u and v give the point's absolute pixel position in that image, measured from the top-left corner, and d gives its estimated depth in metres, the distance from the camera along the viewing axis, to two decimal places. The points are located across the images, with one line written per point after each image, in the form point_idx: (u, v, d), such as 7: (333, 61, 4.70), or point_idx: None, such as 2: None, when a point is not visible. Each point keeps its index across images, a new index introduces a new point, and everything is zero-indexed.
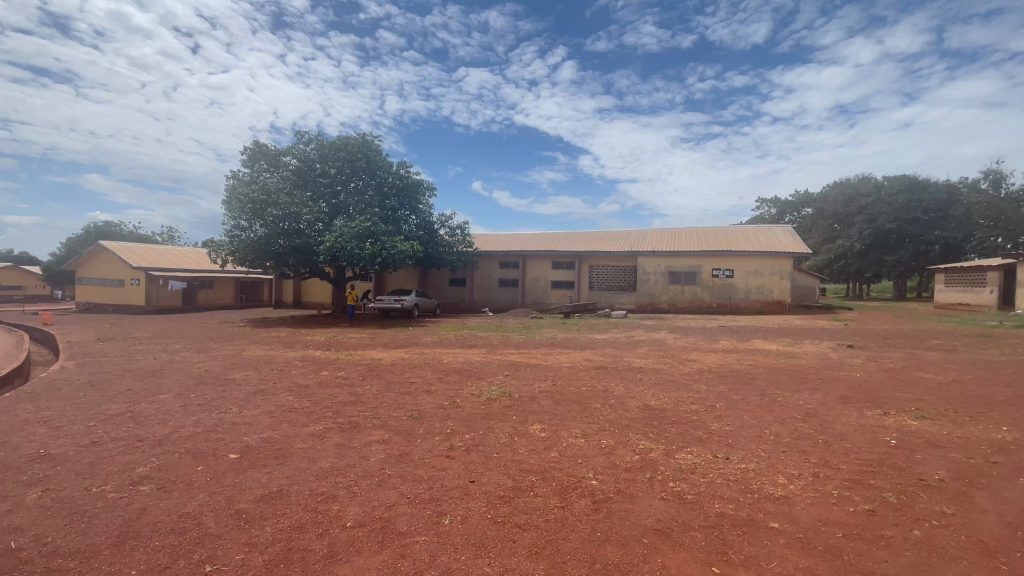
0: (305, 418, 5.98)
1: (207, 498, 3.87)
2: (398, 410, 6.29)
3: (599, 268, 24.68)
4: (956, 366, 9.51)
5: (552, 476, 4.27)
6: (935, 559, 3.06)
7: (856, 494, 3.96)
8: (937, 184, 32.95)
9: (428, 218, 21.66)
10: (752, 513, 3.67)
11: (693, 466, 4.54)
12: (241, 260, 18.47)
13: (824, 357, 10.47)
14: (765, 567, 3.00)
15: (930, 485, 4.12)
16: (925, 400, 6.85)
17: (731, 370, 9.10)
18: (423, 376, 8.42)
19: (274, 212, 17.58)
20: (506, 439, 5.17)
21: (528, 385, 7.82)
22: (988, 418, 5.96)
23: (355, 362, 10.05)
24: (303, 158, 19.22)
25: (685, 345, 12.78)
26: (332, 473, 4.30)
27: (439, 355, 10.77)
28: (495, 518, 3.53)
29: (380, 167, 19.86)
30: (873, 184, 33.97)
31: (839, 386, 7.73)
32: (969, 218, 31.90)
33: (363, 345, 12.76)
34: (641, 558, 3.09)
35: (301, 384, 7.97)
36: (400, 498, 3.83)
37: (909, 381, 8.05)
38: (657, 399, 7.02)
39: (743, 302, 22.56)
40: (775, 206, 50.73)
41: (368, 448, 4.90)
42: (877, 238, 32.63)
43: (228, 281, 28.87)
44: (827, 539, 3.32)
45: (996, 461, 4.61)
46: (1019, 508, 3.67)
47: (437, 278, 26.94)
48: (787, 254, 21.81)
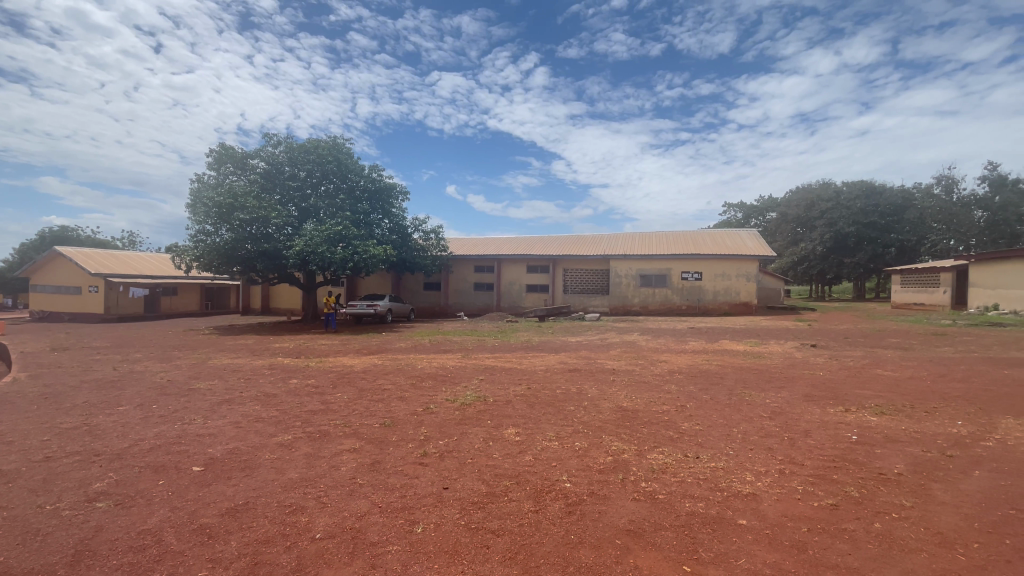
0: (273, 428, 5.83)
1: (168, 514, 3.72)
2: (370, 418, 6.20)
3: (573, 272, 24.87)
4: (910, 363, 9.98)
5: (526, 480, 4.28)
6: (896, 551, 3.19)
7: (820, 489, 4.10)
8: (892, 190, 34.54)
9: (401, 222, 21.45)
10: (721, 511, 3.75)
11: (664, 466, 4.62)
12: (206, 266, 17.92)
13: (789, 356, 10.86)
14: (734, 565, 3.07)
15: (889, 478, 4.30)
16: (884, 397, 7.16)
17: (701, 370, 9.34)
18: (396, 382, 8.33)
19: (240, 216, 17.10)
20: (480, 444, 5.15)
21: (503, 388, 7.83)
22: (943, 414, 6.26)
23: (327, 369, 9.87)
24: (271, 160, 18.81)
25: (656, 346, 13.01)
26: (301, 484, 4.20)
27: (413, 361, 10.66)
28: (468, 524, 3.52)
29: (351, 170, 19.54)
30: (833, 190, 35.42)
31: (803, 384, 8.01)
32: (921, 222, 33.49)
33: (334, 351, 12.52)
34: (614, 559, 3.12)
35: (270, 392, 7.77)
36: (371, 507, 3.77)
37: (868, 378, 8.39)
38: (629, 400, 7.13)
39: (712, 304, 23.09)
40: (742, 210, 52.45)
41: (339, 457, 4.81)
42: (837, 241, 33.98)
43: (193, 288, 27.97)
44: (793, 534, 3.41)
45: (952, 454, 4.84)
46: (973, 500, 3.86)
47: (411, 282, 26.70)
48: (753, 257, 22.47)
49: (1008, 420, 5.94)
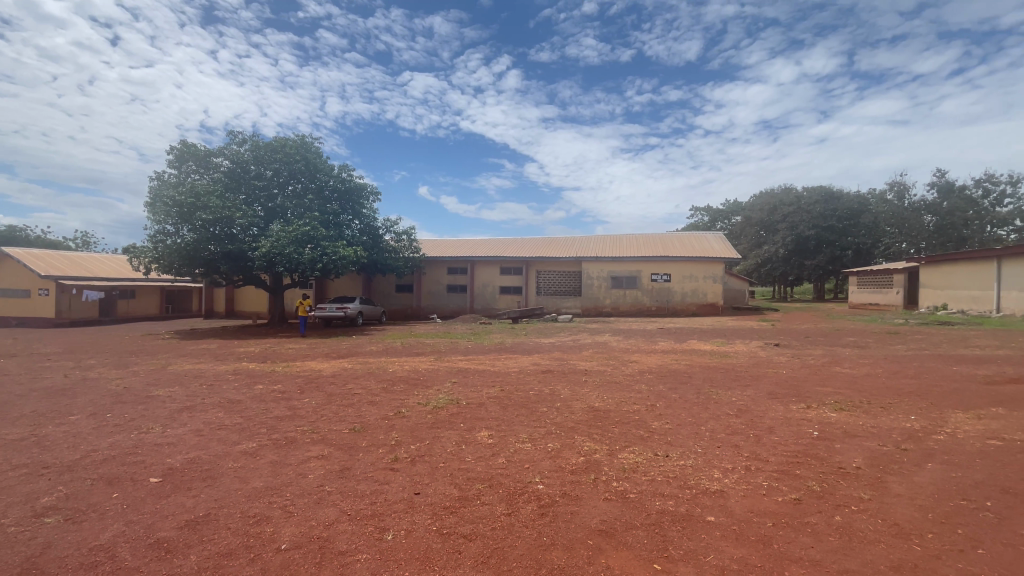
0: (237, 435, 5.62)
1: (123, 528, 3.55)
2: (339, 423, 6.06)
3: (546, 273, 24.97)
4: (867, 360, 10.43)
5: (500, 483, 4.25)
6: (856, 543, 3.31)
7: (785, 485, 4.22)
8: (849, 195, 36.09)
9: (372, 223, 21.13)
10: (690, 508, 3.82)
11: (635, 465, 4.68)
12: (166, 268, 17.23)
13: (754, 355, 11.20)
14: (703, 561, 3.12)
15: (849, 472, 4.47)
16: (842, 393, 7.45)
17: (670, 370, 9.52)
18: (367, 386, 8.18)
19: (203, 216, 16.50)
20: (452, 447, 5.11)
21: (475, 391, 7.79)
22: (898, 409, 6.56)
23: (294, 373, 9.61)
24: (236, 159, 18.23)
25: (627, 347, 13.21)
26: (267, 492, 4.07)
27: (384, 364, 10.51)
28: (440, 529, 3.47)
29: (320, 170, 19.13)
30: (794, 195, 36.86)
31: (767, 382, 8.27)
32: (875, 226, 35.11)
33: (302, 356, 12.22)
34: (586, 559, 3.14)
35: (234, 399, 7.51)
36: (340, 515, 3.68)
37: (828, 376, 8.71)
38: (601, 400, 7.20)
39: (680, 305, 23.60)
40: (708, 214, 53.96)
41: (307, 464, 4.68)
42: (798, 244, 35.29)
43: (152, 290, 26.85)
44: (758, 529, 3.50)
45: (907, 448, 5.07)
46: (926, 492, 4.05)
47: (382, 283, 26.32)
48: (719, 259, 23.09)
49: (955, 414, 6.26)
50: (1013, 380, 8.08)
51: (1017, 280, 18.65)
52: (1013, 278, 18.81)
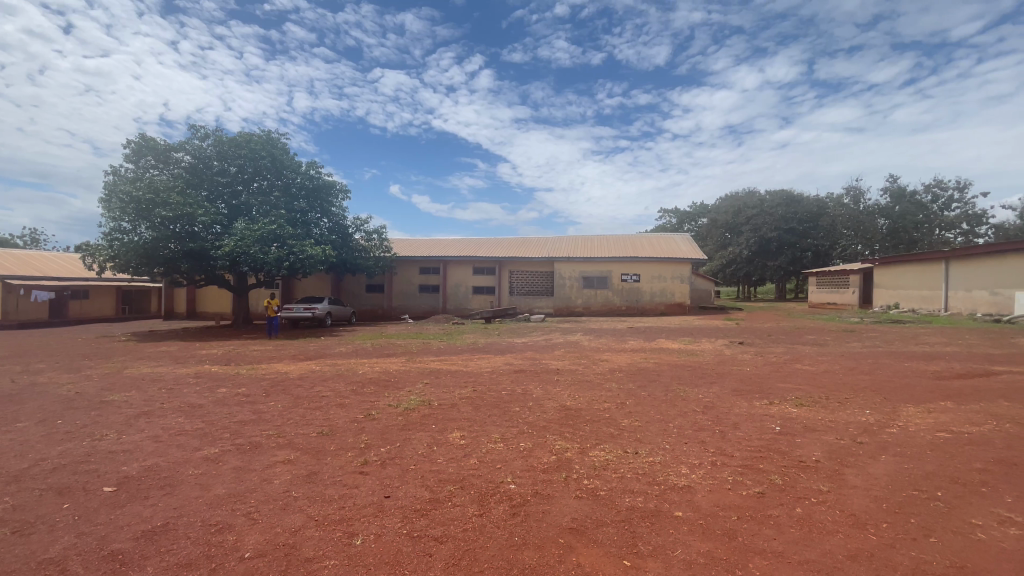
0: (198, 441, 5.42)
1: (75, 540, 3.37)
2: (306, 427, 5.91)
3: (519, 274, 25.02)
4: (825, 357, 10.87)
5: (471, 484, 4.23)
6: (815, 534, 3.44)
7: (748, 479, 4.36)
8: (808, 199, 37.57)
9: (342, 222, 20.72)
10: (659, 504, 3.89)
11: (606, 462, 4.74)
12: (123, 267, 16.48)
13: (719, 353, 11.53)
14: (670, 556, 3.18)
15: (808, 466, 4.64)
16: (802, 389, 7.75)
17: (640, 368, 9.70)
18: (335, 389, 8.00)
19: (162, 213, 15.86)
20: (424, 449, 5.05)
21: (447, 392, 7.74)
22: (854, 403, 6.86)
23: (259, 376, 9.34)
24: (198, 154, 17.59)
25: (597, 345, 13.41)
26: (229, 500, 3.94)
27: (354, 366, 10.33)
28: (410, 533, 3.43)
29: (287, 166, 18.66)
30: (758, 198, 38.16)
31: (732, 379, 8.51)
32: (833, 228, 36.54)
33: (267, 358, 11.88)
34: (557, 558, 3.15)
35: (195, 403, 7.23)
36: (306, 521, 3.59)
37: (789, 373, 9.01)
38: (573, 399, 7.25)
39: (649, 304, 24.04)
40: (676, 216, 55.27)
41: (272, 470, 4.56)
42: (761, 246, 36.54)
43: (108, 290, 25.65)
44: (724, 523, 3.60)
45: (862, 441, 5.30)
46: (880, 483, 4.24)
47: (352, 283, 25.84)
48: (687, 260, 23.63)
49: (907, 408, 6.59)
50: (958, 375, 8.57)
51: (963, 281, 19.69)
52: (960, 279, 19.86)
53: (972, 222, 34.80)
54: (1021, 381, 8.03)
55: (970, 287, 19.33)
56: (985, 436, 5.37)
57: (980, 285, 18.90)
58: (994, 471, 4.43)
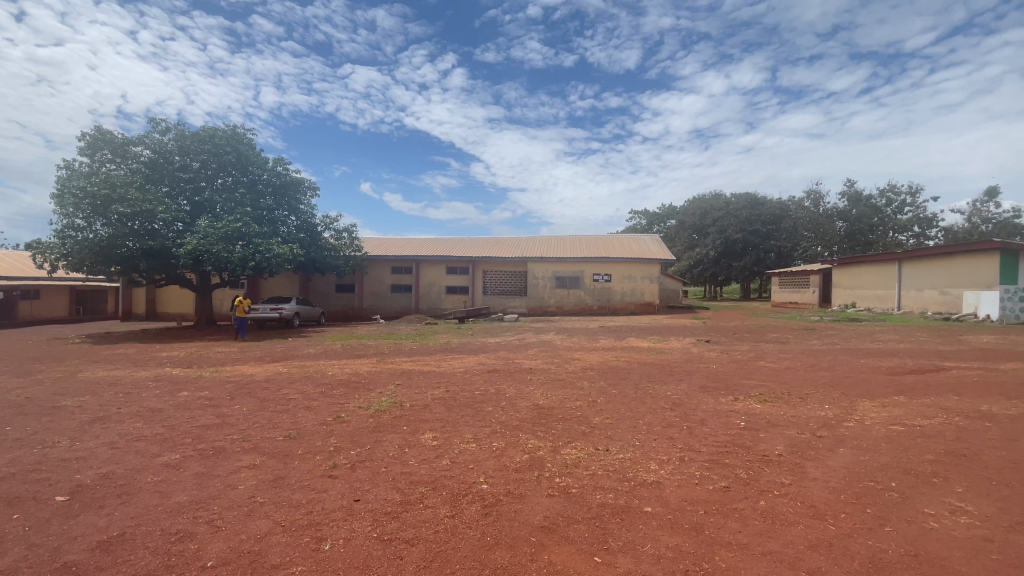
0: (157, 447, 5.21)
1: (24, 552, 3.20)
2: (273, 430, 5.76)
3: (492, 273, 25.00)
4: (787, 354, 11.27)
5: (443, 485, 4.21)
6: (778, 526, 3.55)
7: (715, 473, 4.47)
8: (771, 202, 38.85)
9: (310, 220, 20.25)
10: (629, 500, 3.95)
11: (577, 460, 4.79)
12: (76, 265, 15.69)
13: (687, 351, 11.82)
14: (640, 551, 3.24)
15: (771, 460, 4.79)
16: (766, 385, 8.03)
17: (611, 366, 9.85)
18: (304, 391, 7.82)
19: (120, 209, 15.19)
20: (395, 451, 4.99)
21: (419, 392, 7.68)
22: (813, 399, 7.15)
23: (223, 379, 9.04)
24: (158, 148, 16.91)
25: (569, 344, 13.55)
26: (190, 507, 3.80)
27: (323, 367, 10.13)
28: (380, 536, 3.39)
29: (253, 162, 18.11)
30: (724, 201, 39.31)
31: (699, 376, 8.74)
32: (795, 230, 37.90)
33: (232, 360, 11.50)
34: (529, 557, 3.17)
35: (155, 408, 6.94)
36: (273, 527, 3.50)
37: (754, 370, 9.30)
38: (545, 398, 7.29)
39: (620, 304, 24.42)
40: (646, 217, 56.38)
41: (236, 475, 4.42)
42: (727, 247, 37.67)
43: (60, 290, 24.38)
44: (692, 517, 3.68)
45: (822, 435, 5.51)
46: (838, 474, 4.43)
47: (321, 283, 25.30)
48: (656, 260, 24.09)
49: (864, 402, 6.90)
50: (911, 371, 9.00)
51: (915, 281, 20.69)
52: (912, 280, 20.87)
53: (923, 225, 36.59)
54: (967, 376, 8.50)
55: (921, 287, 20.32)
56: (935, 428, 5.67)
57: (930, 286, 19.88)
58: (943, 462, 4.68)
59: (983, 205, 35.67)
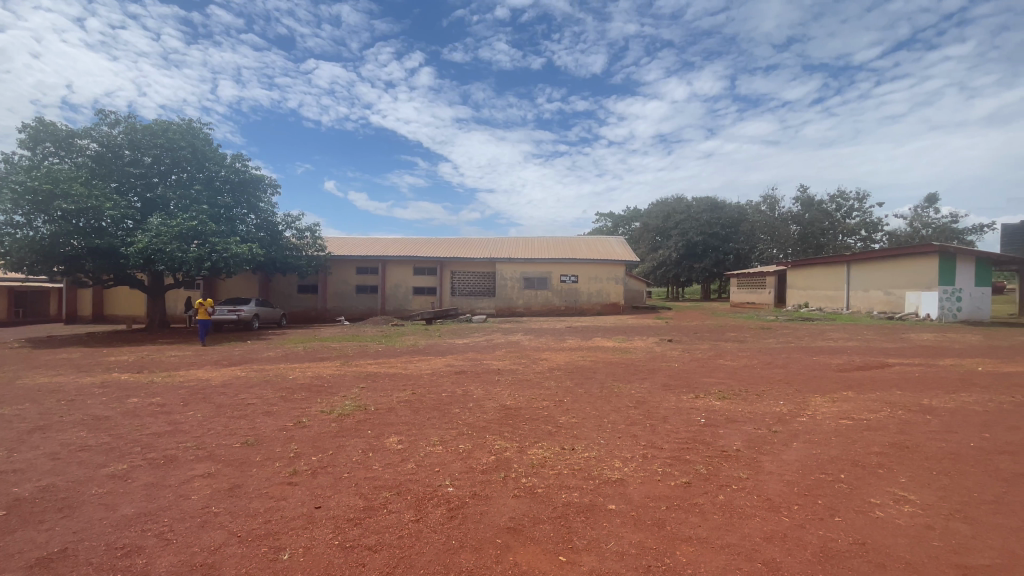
0: (103, 457, 4.93)
1: None
2: (229, 437, 5.54)
3: (460, 274, 24.85)
4: (745, 352, 11.70)
5: (408, 489, 4.15)
6: (736, 519, 3.67)
7: (676, 469, 4.59)
8: (730, 206, 40.27)
9: (271, 218, 19.62)
10: (594, 498, 4.01)
11: (543, 460, 4.81)
12: (14, 265, 14.71)
13: (651, 350, 12.09)
14: (604, 549, 3.28)
15: (730, 455, 4.95)
16: (725, 382, 8.30)
17: (577, 366, 9.97)
18: (263, 396, 7.56)
19: (63, 206, 14.32)
20: (359, 456, 4.90)
21: (385, 395, 7.56)
22: (769, 395, 7.43)
23: (176, 384, 8.64)
24: (106, 142, 16.03)
25: (536, 345, 13.60)
26: (139, 520, 3.62)
27: (284, 371, 9.82)
28: (342, 543, 3.31)
29: (209, 158, 17.40)
30: (685, 204, 40.45)
31: (662, 375, 8.95)
32: (752, 233, 39.38)
33: (186, 364, 11.04)
34: (494, 559, 3.16)
35: (101, 415, 6.56)
36: (228, 538, 3.37)
37: (713, 368, 9.59)
38: (512, 398, 7.31)
39: (586, 304, 24.74)
40: (611, 220, 57.42)
41: (189, 485, 4.23)
42: (688, 249, 38.83)
43: None
44: (654, 513, 3.76)
45: (777, 430, 5.74)
46: (792, 468, 4.61)
47: (281, 284, 24.55)
48: (620, 262, 24.53)
49: (816, 398, 7.24)
50: (859, 368, 9.49)
51: (863, 282, 21.80)
52: (860, 281, 21.97)
53: (870, 229, 38.55)
54: (909, 372, 9.03)
55: (868, 287, 21.45)
56: (881, 422, 6.00)
57: (877, 286, 20.99)
58: (887, 453, 4.96)
59: (923, 210, 37.92)
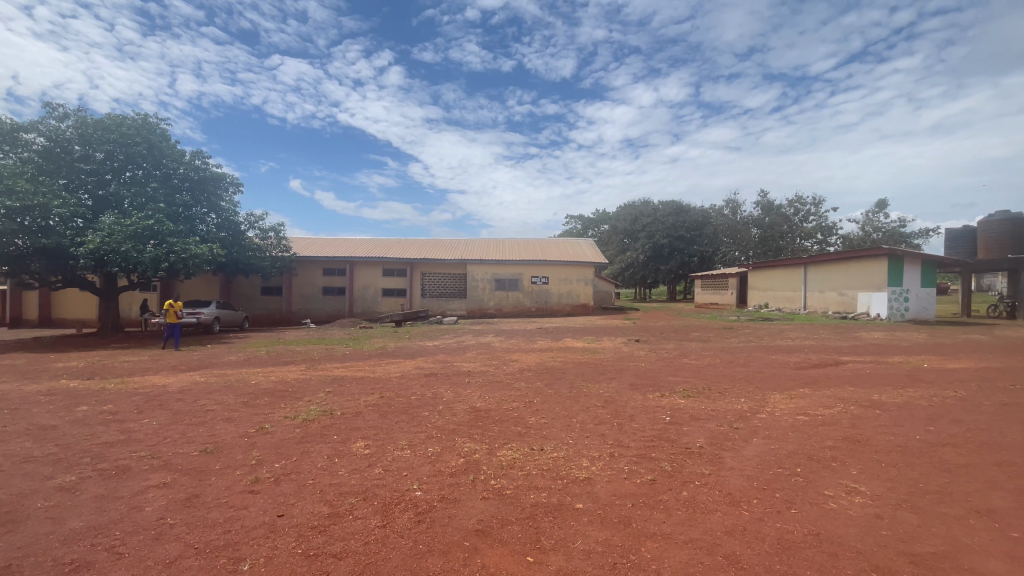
0: (49, 468, 4.67)
1: None
2: (187, 445, 5.34)
3: (431, 276, 24.64)
4: (709, 351, 12.04)
5: (374, 495, 4.09)
6: (698, 515, 3.78)
7: (642, 467, 4.69)
8: (694, 210, 41.39)
9: (232, 218, 19.00)
10: (562, 498, 4.05)
11: (512, 461, 4.83)
12: None
13: (618, 350, 12.29)
14: (571, 548, 3.32)
15: (693, 452, 5.09)
16: (688, 381, 8.51)
17: (547, 367, 10.04)
18: (224, 402, 7.32)
19: (6, 203, 13.50)
20: (324, 462, 4.80)
21: (352, 399, 7.43)
22: (731, 393, 7.67)
23: (131, 390, 8.26)
24: (54, 136, 15.20)
25: (507, 346, 13.60)
26: (89, 534, 3.45)
27: (247, 376, 9.53)
28: (305, 552, 3.24)
29: (167, 155, 16.74)
30: (652, 207, 41.30)
31: (629, 374, 9.11)
32: (715, 236, 40.60)
33: (141, 369, 10.59)
34: (462, 562, 3.16)
35: (47, 425, 6.21)
36: (185, 550, 3.25)
37: (678, 367, 9.83)
38: (482, 400, 7.31)
39: (557, 305, 24.95)
40: (581, 222, 58.11)
41: (143, 496, 4.05)
42: (655, 252, 39.71)
43: None
44: (620, 511, 3.83)
45: (738, 426, 5.93)
46: (751, 463, 4.78)
47: (244, 285, 23.82)
48: (589, 263, 24.83)
49: (775, 395, 7.52)
50: (814, 365, 9.92)
51: (819, 284, 22.74)
52: (816, 282, 22.91)
53: (825, 233, 40.25)
54: (861, 369, 9.49)
55: (824, 288, 22.38)
56: (835, 417, 6.29)
57: (832, 287, 21.93)
58: (841, 447, 5.20)
59: (874, 215, 39.84)
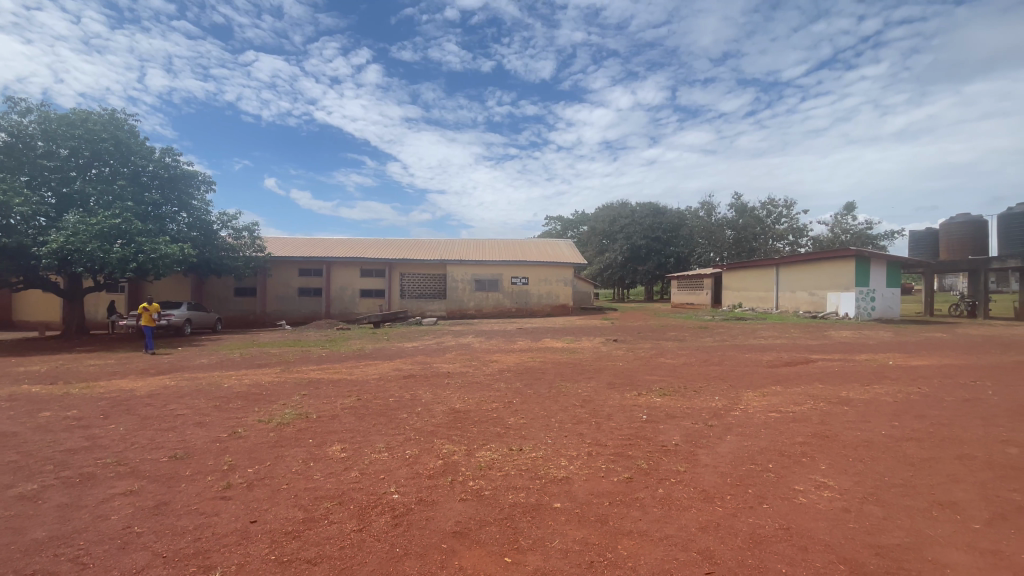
0: (9, 477, 4.47)
1: None
2: (156, 450, 5.19)
3: (410, 276, 24.44)
4: (685, 351, 12.25)
5: (350, 499, 4.04)
6: (674, 511, 3.84)
7: (619, 465, 4.75)
8: (671, 211, 42.03)
9: (204, 216, 18.53)
10: (540, 498, 4.07)
11: (491, 462, 4.83)
12: None
13: (597, 350, 12.39)
14: (549, 547, 3.34)
15: (668, 449, 5.17)
16: (665, 380, 8.64)
17: (526, 367, 10.07)
18: (196, 406, 7.14)
19: None
20: (299, 466, 4.73)
21: (328, 402, 7.32)
22: (706, 391, 7.80)
23: (96, 395, 7.97)
24: (15, 131, 14.62)
25: (486, 347, 13.60)
26: (51, 544, 3.32)
27: (219, 379, 9.30)
28: (278, 558, 3.19)
29: (136, 152, 16.24)
30: (630, 209, 41.80)
31: (608, 374, 9.19)
32: (691, 237, 41.32)
33: (108, 373, 10.23)
34: (439, 564, 3.14)
35: (7, 432, 5.95)
36: (152, 559, 3.16)
37: (656, 366, 9.98)
38: (461, 401, 7.28)
39: (536, 305, 25.04)
40: (560, 223, 58.42)
41: (108, 504, 3.92)
42: (632, 253, 40.22)
43: None
44: (597, 510, 3.87)
45: (712, 424, 6.05)
46: (725, 460, 4.88)
47: (216, 286, 23.27)
48: (568, 263, 24.99)
49: (748, 393, 7.68)
50: (786, 364, 10.16)
51: (790, 284, 23.36)
52: (787, 282, 23.53)
53: (796, 234, 41.33)
54: (830, 367, 9.77)
55: (795, 288, 22.99)
56: (805, 414, 6.46)
57: (803, 288, 22.54)
58: (810, 443, 5.35)
59: (843, 217, 41.05)
